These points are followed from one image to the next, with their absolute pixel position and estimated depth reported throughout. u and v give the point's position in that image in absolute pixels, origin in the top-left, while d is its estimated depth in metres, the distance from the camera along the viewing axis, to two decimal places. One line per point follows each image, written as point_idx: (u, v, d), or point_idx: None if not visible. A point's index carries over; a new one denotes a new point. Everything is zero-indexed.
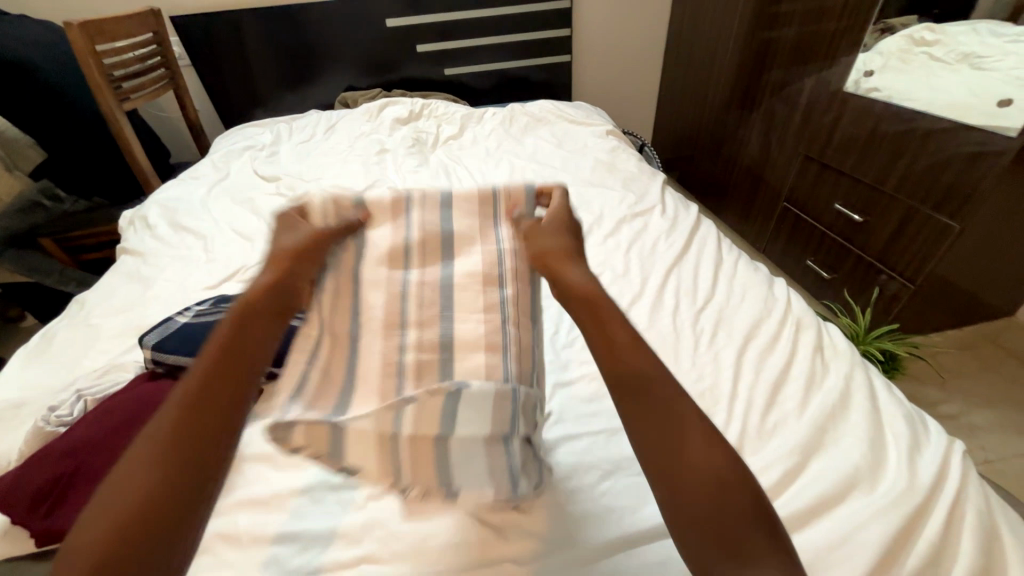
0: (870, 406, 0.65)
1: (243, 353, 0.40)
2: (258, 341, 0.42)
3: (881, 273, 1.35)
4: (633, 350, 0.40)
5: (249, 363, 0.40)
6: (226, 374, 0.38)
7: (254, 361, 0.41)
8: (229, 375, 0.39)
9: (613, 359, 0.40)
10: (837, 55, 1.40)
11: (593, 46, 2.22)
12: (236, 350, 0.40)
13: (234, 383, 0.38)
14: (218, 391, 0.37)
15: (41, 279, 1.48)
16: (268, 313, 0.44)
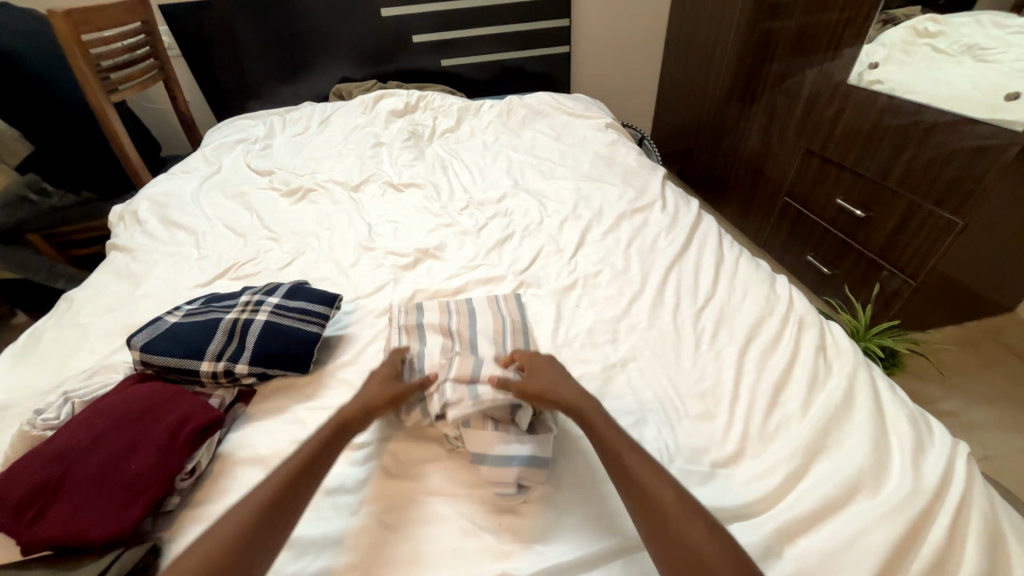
0: (873, 406, 0.64)
1: (311, 469, 0.55)
2: (322, 458, 0.57)
3: (883, 269, 1.34)
4: (618, 442, 0.55)
5: (306, 479, 0.54)
6: (291, 486, 0.52)
7: (314, 478, 0.55)
8: (291, 486, 0.52)
9: (605, 452, 0.55)
10: (839, 46, 1.37)
11: (591, 36, 2.17)
12: (305, 466, 0.55)
13: (275, 523, 0.49)
14: (280, 498, 0.51)
15: (30, 275, 1.42)
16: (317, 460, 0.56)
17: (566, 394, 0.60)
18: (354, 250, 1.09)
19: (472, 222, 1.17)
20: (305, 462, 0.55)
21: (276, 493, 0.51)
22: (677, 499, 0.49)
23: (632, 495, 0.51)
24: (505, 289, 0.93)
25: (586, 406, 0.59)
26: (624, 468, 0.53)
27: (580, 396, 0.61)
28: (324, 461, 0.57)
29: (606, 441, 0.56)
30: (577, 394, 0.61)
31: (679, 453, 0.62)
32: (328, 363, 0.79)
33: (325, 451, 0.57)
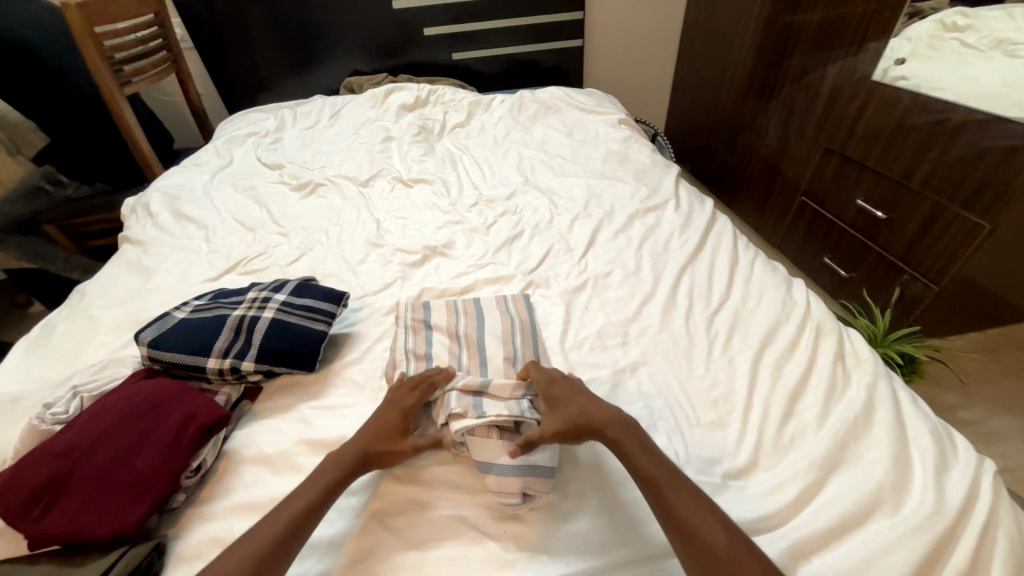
0: (894, 419, 0.61)
1: (309, 519, 0.52)
2: (320, 507, 0.53)
3: (904, 273, 1.30)
4: (662, 476, 0.53)
5: (301, 533, 0.51)
6: (285, 542, 0.49)
7: (308, 530, 0.52)
8: (286, 539, 0.49)
9: (648, 487, 0.52)
10: (865, 40, 1.32)
11: (606, 29, 2.13)
12: (302, 519, 0.51)
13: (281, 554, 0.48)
14: (273, 554, 0.48)
15: (47, 266, 1.48)
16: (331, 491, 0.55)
17: (606, 423, 0.58)
18: (362, 246, 1.08)
19: (481, 219, 1.16)
20: (303, 512, 0.52)
21: (271, 549, 0.48)
22: (728, 542, 0.47)
23: (678, 535, 0.48)
24: (513, 289, 0.91)
25: (619, 424, 0.58)
26: (669, 506, 0.50)
27: (616, 420, 0.59)
28: (320, 510, 0.53)
29: (648, 477, 0.53)
30: (616, 420, 0.59)
31: (690, 463, 0.61)
32: (334, 361, 0.79)
33: (325, 499, 0.54)
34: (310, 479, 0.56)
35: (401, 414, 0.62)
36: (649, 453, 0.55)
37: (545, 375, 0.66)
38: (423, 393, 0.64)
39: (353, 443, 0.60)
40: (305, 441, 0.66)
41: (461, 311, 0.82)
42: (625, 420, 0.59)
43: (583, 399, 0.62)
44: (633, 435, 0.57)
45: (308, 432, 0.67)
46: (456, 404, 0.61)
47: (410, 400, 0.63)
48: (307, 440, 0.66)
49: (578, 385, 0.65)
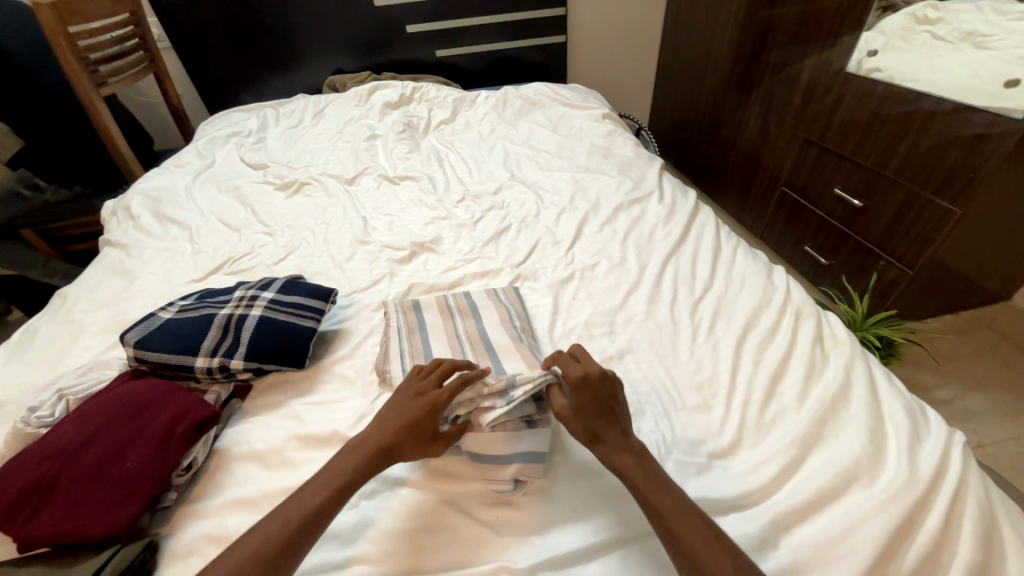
0: (870, 396, 0.64)
1: (314, 525, 0.50)
2: (330, 511, 0.52)
3: (881, 258, 1.33)
4: (643, 475, 0.52)
5: (301, 541, 0.49)
6: (282, 553, 0.48)
7: (313, 535, 0.50)
8: (291, 545, 0.48)
9: (652, 516, 0.49)
10: (838, 34, 1.35)
11: (589, 26, 2.15)
12: (303, 526, 0.50)
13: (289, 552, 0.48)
14: (276, 559, 0.47)
15: (27, 270, 1.44)
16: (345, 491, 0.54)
17: (611, 452, 0.54)
18: (349, 244, 1.08)
19: (468, 214, 1.16)
20: (305, 518, 0.50)
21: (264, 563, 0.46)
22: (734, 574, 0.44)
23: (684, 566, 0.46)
24: (502, 282, 0.92)
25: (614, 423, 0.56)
26: (673, 534, 0.47)
27: (628, 451, 0.54)
28: (331, 514, 0.52)
29: (654, 506, 0.50)
30: (625, 448, 0.54)
31: (676, 445, 0.62)
32: (324, 358, 0.79)
33: (336, 501, 0.53)
34: (319, 480, 0.54)
35: (427, 408, 0.58)
36: (652, 477, 0.52)
37: (577, 373, 0.59)
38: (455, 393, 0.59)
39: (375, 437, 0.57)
40: (296, 436, 0.66)
41: (453, 306, 0.83)
42: (636, 449, 0.55)
43: (604, 416, 0.57)
44: (617, 435, 0.55)
45: (299, 428, 0.67)
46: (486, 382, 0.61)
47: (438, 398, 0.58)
48: (298, 436, 0.66)
49: (611, 396, 0.58)
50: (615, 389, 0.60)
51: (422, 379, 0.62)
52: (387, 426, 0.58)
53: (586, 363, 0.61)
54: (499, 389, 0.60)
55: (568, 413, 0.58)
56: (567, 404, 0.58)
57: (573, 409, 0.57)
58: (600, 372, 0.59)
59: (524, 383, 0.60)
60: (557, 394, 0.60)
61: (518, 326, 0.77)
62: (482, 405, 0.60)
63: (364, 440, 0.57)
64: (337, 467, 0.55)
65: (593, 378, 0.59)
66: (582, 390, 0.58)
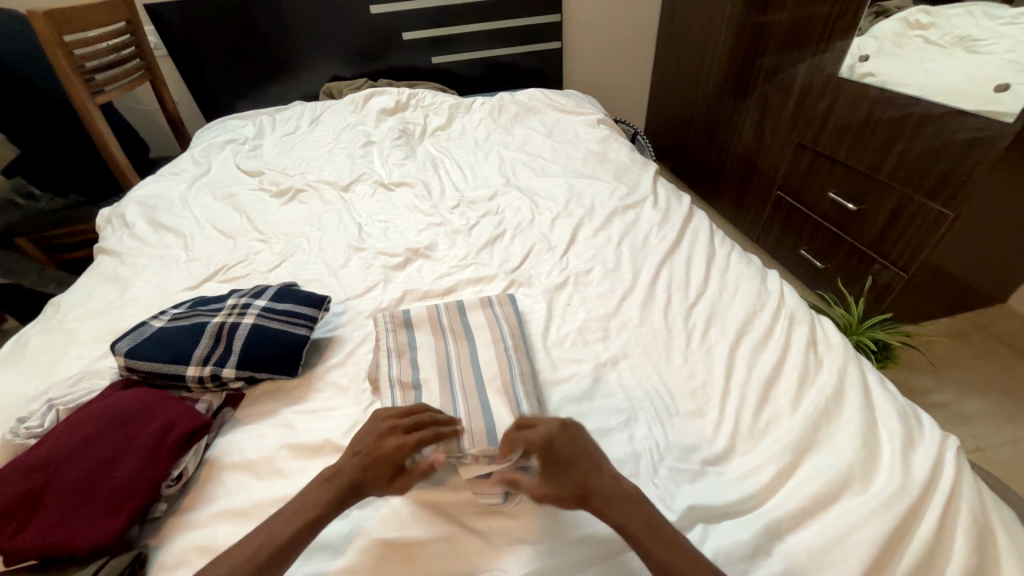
0: (863, 401, 0.64)
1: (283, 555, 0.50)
2: (296, 547, 0.51)
3: (876, 262, 1.34)
4: (636, 519, 0.49)
5: (267, 572, 0.48)
6: None
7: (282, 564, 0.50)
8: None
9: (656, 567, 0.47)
10: (830, 39, 1.36)
11: (584, 32, 2.16)
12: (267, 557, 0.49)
13: None
14: None
15: (20, 280, 1.44)
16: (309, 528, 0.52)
17: (607, 503, 0.51)
18: (344, 251, 1.08)
19: (463, 220, 1.16)
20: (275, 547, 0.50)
21: None
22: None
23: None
24: (496, 288, 0.92)
25: (598, 474, 0.53)
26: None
27: (622, 497, 0.51)
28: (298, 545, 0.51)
29: (659, 560, 0.47)
30: (620, 495, 0.51)
31: (670, 451, 0.62)
32: (317, 365, 0.79)
33: (304, 534, 0.51)
34: (289, 508, 0.53)
35: (396, 447, 0.55)
36: (644, 521, 0.49)
37: (536, 439, 0.55)
38: (426, 441, 0.57)
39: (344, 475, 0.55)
40: (288, 445, 0.66)
41: (446, 313, 0.82)
42: (631, 493, 0.52)
43: (586, 466, 0.53)
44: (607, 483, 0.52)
45: (291, 437, 0.67)
46: (471, 445, 0.59)
47: (408, 441, 0.56)
48: (290, 445, 0.66)
49: (577, 443, 0.55)
50: (578, 435, 0.56)
51: (388, 418, 0.59)
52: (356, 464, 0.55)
53: (540, 421, 0.57)
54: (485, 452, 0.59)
55: (546, 491, 0.53)
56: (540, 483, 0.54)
57: (549, 481, 0.53)
58: (556, 428, 0.55)
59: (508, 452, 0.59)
60: (523, 479, 0.55)
61: (511, 334, 0.77)
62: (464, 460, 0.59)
63: (333, 475, 0.55)
64: (303, 504, 0.53)
65: (553, 446, 0.54)
66: (550, 457, 0.54)
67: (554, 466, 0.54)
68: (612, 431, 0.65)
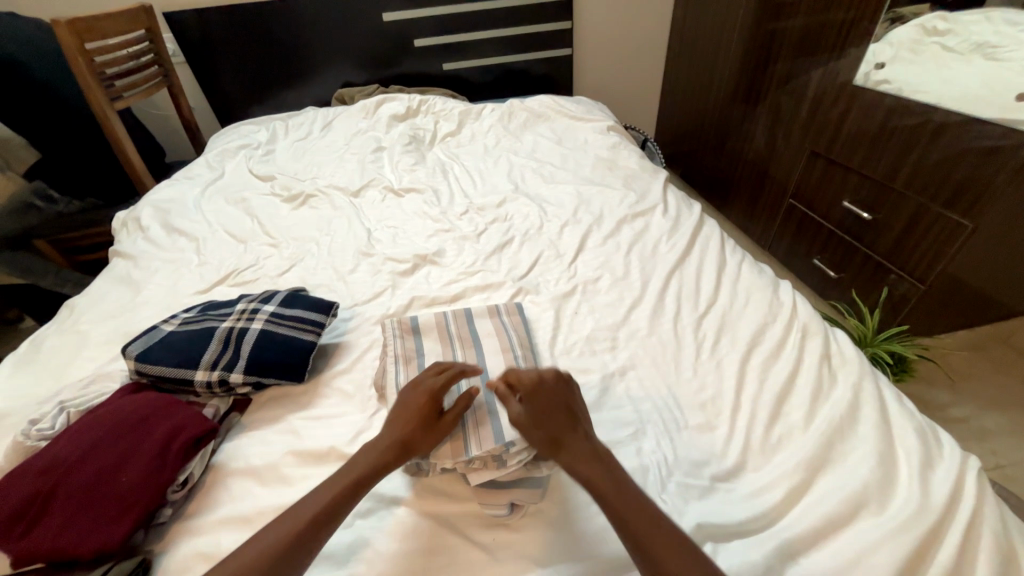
0: (879, 418, 0.62)
1: (317, 532, 0.51)
2: (348, 503, 0.54)
3: (891, 272, 1.31)
4: (623, 502, 0.50)
5: (316, 531, 0.51)
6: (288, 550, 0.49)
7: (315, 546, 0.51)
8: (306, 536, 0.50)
9: (620, 526, 0.49)
10: (844, 46, 1.34)
11: (595, 39, 2.16)
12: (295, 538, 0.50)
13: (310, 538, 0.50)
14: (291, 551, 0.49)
15: (38, 280, 1.47)
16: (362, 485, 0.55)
17: (577, 459, 0.53)
18: (353, 256, 1.08)
19: (471, 227, 1.16)
20: (305, 527, 0.51)
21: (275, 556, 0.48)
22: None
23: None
24: (503, 296, 0.92)
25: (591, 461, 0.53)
26: (639, 541, 0.48)
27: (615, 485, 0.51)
28: (333, 522, 0.52)
29: (623, 520, 0.49)
30: (590, 456, 0.53)
31: (679, 466, 0.61)
32: (324, 371, 0.79)
33: (353, 493, 0.55)
34: (320, 490, 0.55)
35: (430, 393, 0.61)
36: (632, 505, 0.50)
37: (532, 377, 0.59)
38: (451, 378, 0.63)
39: (386, 437, 0.59)
40: (293, 452, 0.65)
41: (452, 321, 0.82)
42: (604, 457, 0.54)
43: (569, 421, 0.56)
44: (599, 466, 0.53)
45: (297, 443, 0.67)
46: (477, 447, 0.58)
47: (437, 384, 0.62)
48: (296, 452, 0.66)
49: (568, 398, 0.59)
50: (570, 390, 0.60)
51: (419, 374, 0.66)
52: (397, 416, 0.61)
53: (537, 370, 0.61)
54: (493, 454, 0.58)
55: (525, 421, 0.56)
56: (522, 413, 0.56)
57: (530, 417, 0.56)
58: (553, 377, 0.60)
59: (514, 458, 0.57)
60: (511, 402, 0.58)
61: (517, 343, 0.77)
62: (470, 464, 0.58)
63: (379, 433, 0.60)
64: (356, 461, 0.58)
65: (546, 386, 0.58)
66: (541, 397, 0.57)
67: (542, 406, 0.57)
68: (619, 444, 0.63)
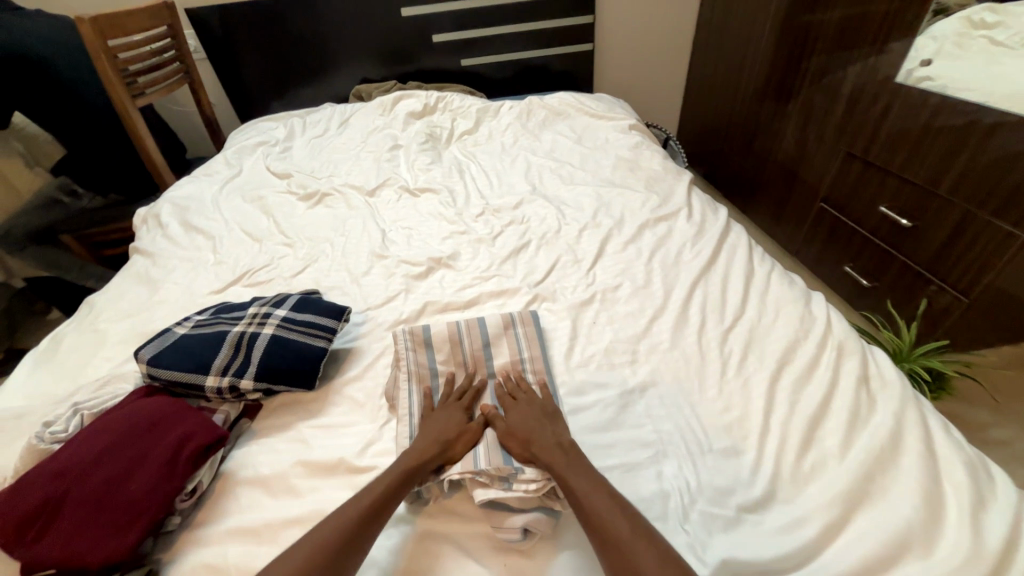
0: (925, 449, 0.57)
1: (352, 544, 0.50)
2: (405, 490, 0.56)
3: (931, 283, 1.24)
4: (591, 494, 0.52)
5: (379, 516, 0.53)
6: (352, 536, 0.51)
7: (354, 560, 0.50)
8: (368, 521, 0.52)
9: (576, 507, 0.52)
10: (887, 40, 1.26)
11: (617, 33, 2.10)
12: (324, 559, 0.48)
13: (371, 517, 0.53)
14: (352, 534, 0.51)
15: (64, 275, 1.55)
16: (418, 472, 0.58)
17: (541, 446, 0.59)
18: (367, 258, 1.07)
19: (487, 229, 1.13)
20: (351, 526, 0.51)
21: (336, 537, 0.50)
22: None
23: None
24: (519, 303, 0.89)
25: (558, 455, 0.57)
26: (594, 519, 0.50)
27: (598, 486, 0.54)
28: (387, 511, 0.54)
29: (575, 493, 0.53)
30: (552, 446, 0.59)
31: (702, 493, 0.57)
32: (334, 378, 0.77)
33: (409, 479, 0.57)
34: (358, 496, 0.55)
35: (461, 409, 0.67)
36: (610, 499, 0.52)
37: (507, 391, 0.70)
38: (474, 395, 0.71)
39: (422, 442, 0.62)
40: (302, 462, 0.64)
41: (466, 330, 0.79)
42: (567, 446, 0.59)
43: (540, 419, 0.63)
44: (565, 455, 0.57)
45: (307, 453, 0.65)
46: (487, 461, 0.59)
47: (466, 401, 0.69)
48: (305, 462, 0.64)
49: (539, 402, 0.67)
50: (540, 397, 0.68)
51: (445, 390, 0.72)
52: (438, 420, 0.65)
53: (512, 384, 0.71)
54: (500, 473, 0.58)
55: (503, 427, 0.64)
56: (501, 422, 0.64)
57: (507, 422, 0.64)
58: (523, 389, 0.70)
59: (523, 480, 0.57)
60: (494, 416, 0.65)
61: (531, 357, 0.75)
62: (477, 478, 0.59)
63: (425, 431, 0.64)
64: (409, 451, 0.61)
65: (519, 393, 0.69)
66: (516, 407, 0.66)
67: (517, 409, 0.65)
68: (639, 467, 0.60)
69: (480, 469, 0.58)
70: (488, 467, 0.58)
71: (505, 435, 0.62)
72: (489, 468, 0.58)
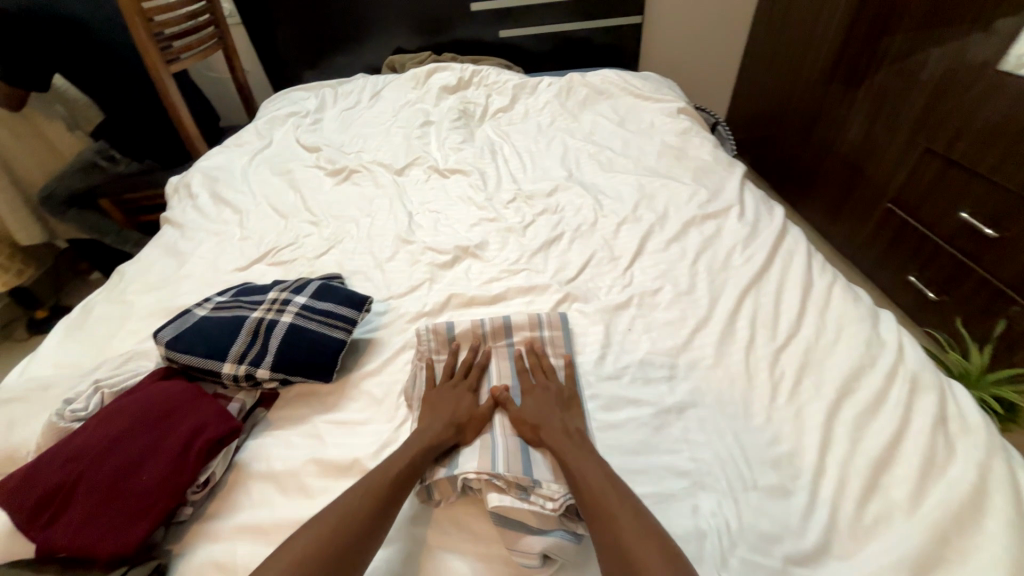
0: (1017, 513, 0.49)
1: (366, 532, 0.49)
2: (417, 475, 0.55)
3: (1014, 303, 1.10)
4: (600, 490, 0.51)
5: (392, 503, 0.52)
6: (363, 527, 0.49)
7: (368, 546, 0.49)
8: (378, 515, 0.50)
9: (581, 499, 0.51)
10: (990, 20, 1.09)
11: (669, 6, 1.93)
12: (334, 557, 0.46)
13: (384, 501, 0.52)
14: (363, 518, 0.50)
15: (102, 237, 1.57)
16: (429, 454, 0.57)
17: (550, 434, 0.58)
18: (393, 241, 1.02)
19: (518, 217, 1.07)
20: (363, 513, 0.50)
21: (349, 523, 0.49)
22: None
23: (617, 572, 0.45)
24: (547, 302, 0.83)
25: (566, 447, 0.56)
26: (602, 513, 0.49)
27: (605, 479, 0.52)
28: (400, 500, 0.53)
29: (582, 485, 0.51)
30: (561, 433, 0.58)
31: (744, 537, 0.51)
32: (353, 370, 0.75)
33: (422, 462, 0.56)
34: (370, 478, 0.54)
35: (468, 390, 0.67)
36: (628, 504, 0.49)
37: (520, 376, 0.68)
38: (479, 372, 0.70)
39: (436, 425, 0.60)
40: (316, 461, 0.61)
41: (490, 328, 0.74)
42: (579, 440, 0.57)
43: (552, 407, 0.62)
44: (576, 447, 0.56)
45: (320, 451, 0.63)
46: (505, 466, 0.55)
47: (472, 380, 0.68)
48: (318, 460, 0.62)
49: (550, 387, 0.65)
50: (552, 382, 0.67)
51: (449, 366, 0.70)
52: (449, 400, 0.64)
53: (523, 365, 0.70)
54: (518, 481, 0.54)
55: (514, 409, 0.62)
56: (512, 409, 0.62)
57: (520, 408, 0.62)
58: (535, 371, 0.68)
59: (542, 494, 0.53)
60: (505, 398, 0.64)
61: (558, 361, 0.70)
62: (493, 481, 0.55)
63: (435, 412, 0.63)
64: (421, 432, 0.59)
65: (533, 376, 0.68)
66: (531, 392, 0.65)
67: (529, 395, 0.64)
68: (673, 499, 0.55)
69: (497, 474, 0.54)
70: (504, 473, 0.54)
71: (517, 420, 0.61)
72: (507, 476, 0.54)
